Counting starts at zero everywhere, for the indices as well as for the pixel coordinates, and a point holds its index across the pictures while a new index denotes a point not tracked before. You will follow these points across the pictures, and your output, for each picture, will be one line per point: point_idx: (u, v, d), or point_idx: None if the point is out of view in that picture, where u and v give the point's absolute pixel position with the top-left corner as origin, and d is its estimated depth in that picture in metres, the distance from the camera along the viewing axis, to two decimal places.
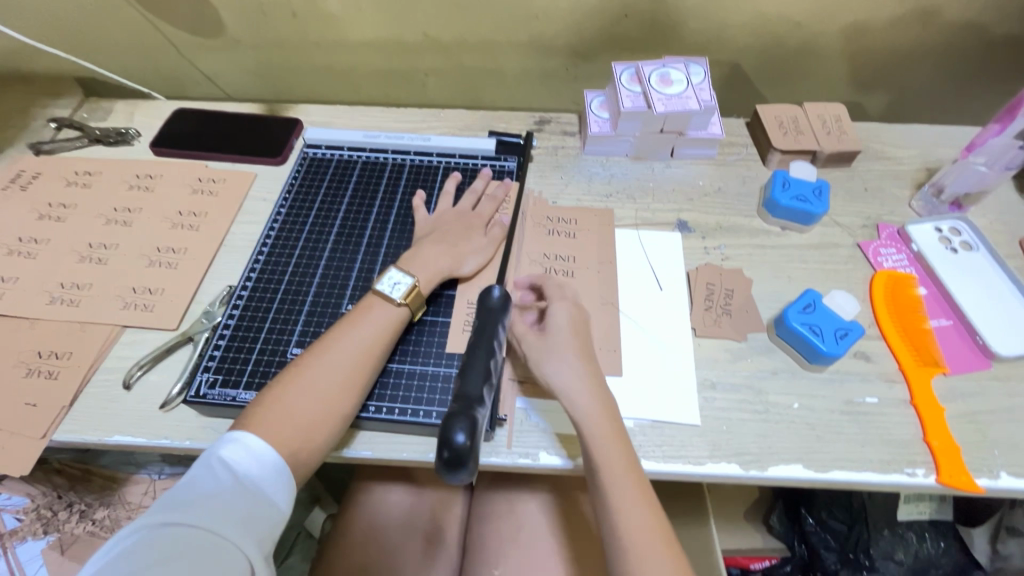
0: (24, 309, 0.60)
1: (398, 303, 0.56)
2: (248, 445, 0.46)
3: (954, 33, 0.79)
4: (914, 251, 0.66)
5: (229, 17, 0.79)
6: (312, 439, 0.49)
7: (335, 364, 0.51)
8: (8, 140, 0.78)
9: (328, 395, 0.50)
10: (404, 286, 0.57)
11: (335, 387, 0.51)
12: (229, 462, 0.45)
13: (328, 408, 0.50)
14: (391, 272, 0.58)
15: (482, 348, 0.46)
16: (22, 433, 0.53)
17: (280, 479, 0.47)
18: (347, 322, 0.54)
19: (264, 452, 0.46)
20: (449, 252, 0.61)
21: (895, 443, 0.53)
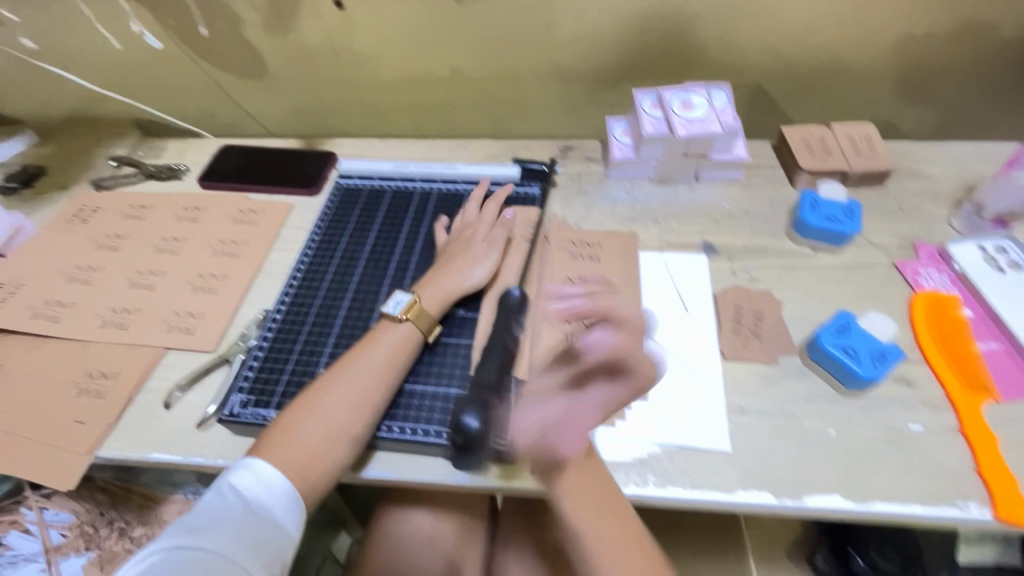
0: (79, 331, 0.65)
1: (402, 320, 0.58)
2: (258, 471, 0.48)
3: (988, 48, 0.78)
4: (957, 271, 0.63)
5: (272, 60, 0.85)
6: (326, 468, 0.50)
7: (344, 390, 0.52)
8: (73, 177, 0.85)
9: (338, 421, 0.51)
10: (404, 302, 0.59)
11: (345, 410, 0.52)
12: (240, 487, 0.47)
13: (339, 431, 0.51)
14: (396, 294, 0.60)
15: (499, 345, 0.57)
16: (71, 449, 0.56)
17: (290, 500, 0.49)
18: (355, 350, 0.56)
19: (274, 481, 0.48)
20: (450, 272, 0.62)
21: (944, 474, 0.50)
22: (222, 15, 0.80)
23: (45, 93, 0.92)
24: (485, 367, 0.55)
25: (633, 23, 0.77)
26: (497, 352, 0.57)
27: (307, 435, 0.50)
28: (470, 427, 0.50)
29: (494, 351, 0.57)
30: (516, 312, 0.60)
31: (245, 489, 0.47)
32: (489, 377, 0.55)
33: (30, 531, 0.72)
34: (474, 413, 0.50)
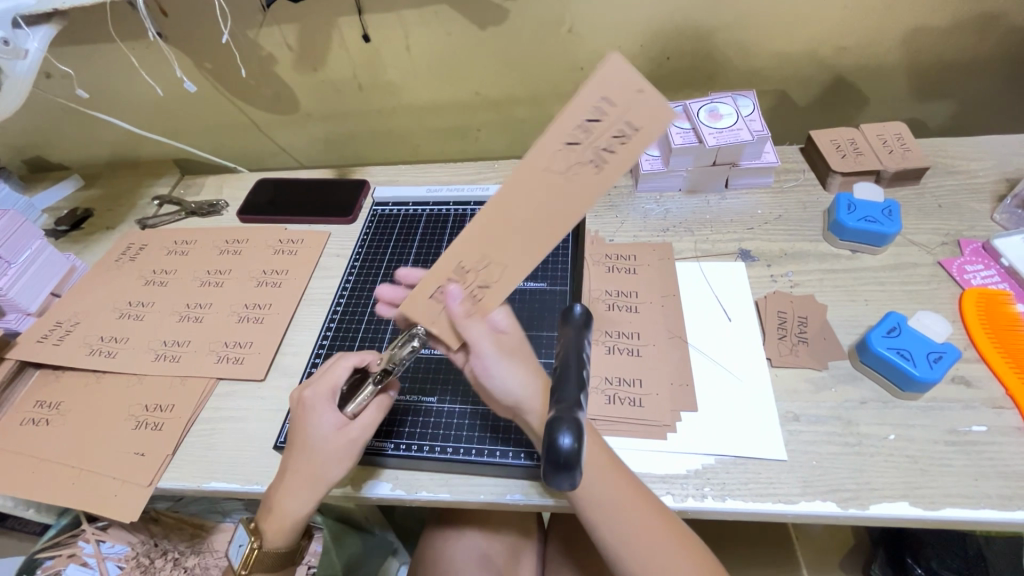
0: (133, 365, 0.67)
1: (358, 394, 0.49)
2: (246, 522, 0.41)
3: (1014, 39, 0.77)
4: (1005, 266, 0.62)
5: (303, 95, 0.89)
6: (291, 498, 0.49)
7: (311, 463, 0.48)
8: (119, 217, 0.89)
9: (335, 462, 0.48)
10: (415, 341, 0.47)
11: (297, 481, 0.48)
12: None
13: (333, 473, 0.48)
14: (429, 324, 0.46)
15: (573, 358, 0.41)
16: (130, 481, 0.57)
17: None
18: (299, 446, 0.49)
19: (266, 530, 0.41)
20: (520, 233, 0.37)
21: (1015, 476, 0.48)
22: (256, 55, 0.83)
23: (91, 138, 0.97)
24: (567, 382, 0.39)
25: (653, 38, 0.78)
26: (575, 367, 0.40)
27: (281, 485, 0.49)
28: (567, 443, 0.35)
29: (571, 374, 0.40)
30: (586, 329, 0.44)
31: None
32: (575, 395, 0.38)
33: (87, 564, 0.72)
34: (570, 429, 0.36)
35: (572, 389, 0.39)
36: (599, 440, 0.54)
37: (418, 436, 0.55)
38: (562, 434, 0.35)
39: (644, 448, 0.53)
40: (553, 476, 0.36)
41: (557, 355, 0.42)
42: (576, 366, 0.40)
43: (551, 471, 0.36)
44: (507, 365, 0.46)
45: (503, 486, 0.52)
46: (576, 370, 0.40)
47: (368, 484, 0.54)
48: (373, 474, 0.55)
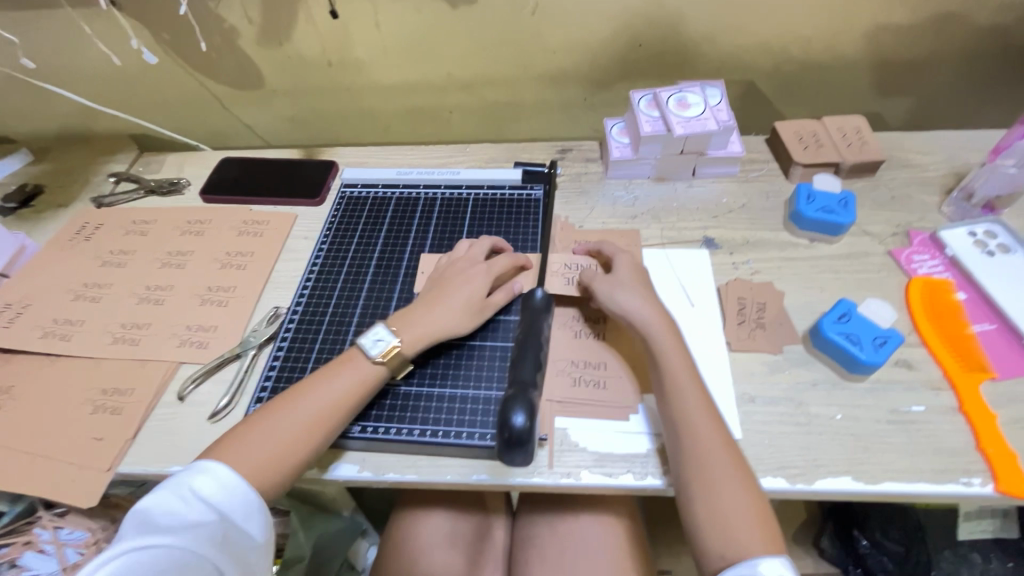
0: (90, 349, 0.65)
1: (375, 361, 0.55)
2: (216, 472, 0.47)
3: (967, 37, 0.80)
4: (949, 256, 0.65)
5: (268, 70, 0.86)
6: (322, 441, 0.51)
7: (323, 392, 0.53)
8: (73, 194, 0.85)
9: (333, 411, 0.52)
10: (385, 342, 0.56)
11: (319, 417, 0.51)
12: (203, 493, 0.46)
13: (333, 424, 0.52)
14: (375, 328, 0.57)
15: (532, 342, 0.57)
16: (89, 466, 0.56)
17: (251, 501, 0.47)
18: (322, 375, 0.55)
19: (234, 482, 0.47)
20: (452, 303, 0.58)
21: (947, 452, 0.52)
22: (218, 28, 0.80)
23: (41, 110, 0.92)
24: (523, 370, 0.55)
25: (625, 25, 0.78)
26: (531, 357, 0.56)
27: (298, 411, 0.51)
28: (519, 423, 0.50)
29: (527, 360, 0.55)
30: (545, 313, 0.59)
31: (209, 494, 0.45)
32: (527, 379, 0.54)
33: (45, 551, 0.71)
34: (521, 410, 0.51)
35: (527, 373, 0.54)
36: (564, 422, 0.55)
37: (385, 419, 0.55)
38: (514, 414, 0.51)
39: (607, 430, 0.55)
40: (509, 450, 0.51)
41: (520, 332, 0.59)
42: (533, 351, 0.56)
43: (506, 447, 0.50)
44: (628, 291, 0.58)
45: (470, 466, 0.53)
46: (532, 359, 0.55)
47: (338, 465, 0.54)
48: (344, 457, 0.55)
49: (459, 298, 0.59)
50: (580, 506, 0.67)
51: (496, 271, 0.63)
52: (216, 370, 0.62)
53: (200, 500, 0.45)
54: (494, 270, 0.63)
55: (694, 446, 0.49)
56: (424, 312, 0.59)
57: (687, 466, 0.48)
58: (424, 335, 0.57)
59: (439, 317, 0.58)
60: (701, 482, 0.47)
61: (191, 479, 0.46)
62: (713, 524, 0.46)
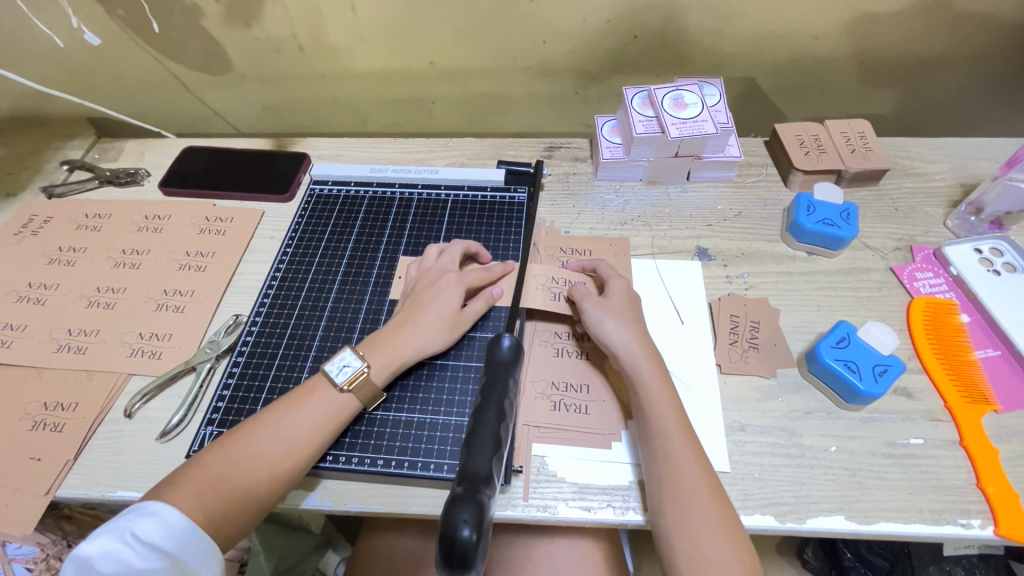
0: (31, 357, 0.60)
1: (342, 389, 0.51)
2: (162, 517, 0.42)
3: (980, 37, 0.76)
4: (953, 275, 0.62)
5: (234, 53, 0.79)
6: (287, 479, 0.47)
7: (289, 426, 0.48)
8: (20, 183, 0.78)
9: (302, 447, 0.48)
10: (352, 369, 0.52)
11: (285, 454, 0.47)
12: (145, 535, 0.42)
13: (300, 463, 0.48)
14: (343, 352, 0.53)
15: (493, 410, 0.44)
16: (25, 490, 0.51)
17: (202, 547, 0.43)
18: (286, 404, 0.50)
19: (182, 526, 0.43)
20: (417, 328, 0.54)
21: (946, 490, 0.48)
22: (177, 6, 0.73)
23: None
24: (478, 454, 0.41)
25: (619, 15, 0.73)
26: (488, 435, 0.42)
27: (262, 446, 0.47)
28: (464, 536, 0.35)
29: (486, 434, 0.42)
30: (512, 364, 0.48)
31: (154, 542, 0.41)
32: (484, 468, 0.40)
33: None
34: (470, 518, 0.36)
35: (485, 457, 0.41)
36: (541, 450, 0.52)
37: (349, 445, 0.51)
38: (461, 524, 0.36)
39: (587, 460, 0.51)
40: (451, 572, 0.36)
41: (480, 390, 0.46)
42: (496, 422, 0.43)
43: (447, 567, 0.35)
44: (617, 319, 0.54)
45: (439, 498, 0.50)
46: (488, 440, 0.42)
47: (298, 495, 0.50)
48: (304, 484, 0.51)
49: (431, 314, 0.55)
50: (558, 529, 0.63)
51: (470, 283, 0.58)
52: (169, 384, 0.57)
53: (144, 548, 0.41)
54: (468, 281, 0.58)
55: (676, 492, 0.45)
56: (394, 333, 0.54)
57: (667, 510, 0.45)
58: (395, 356, 0.53)
59: (411, 336, 0.54)
60: (680, 525, 0.44)
61: (135, 524, 0.42)
62: (692, 570, 0.42)
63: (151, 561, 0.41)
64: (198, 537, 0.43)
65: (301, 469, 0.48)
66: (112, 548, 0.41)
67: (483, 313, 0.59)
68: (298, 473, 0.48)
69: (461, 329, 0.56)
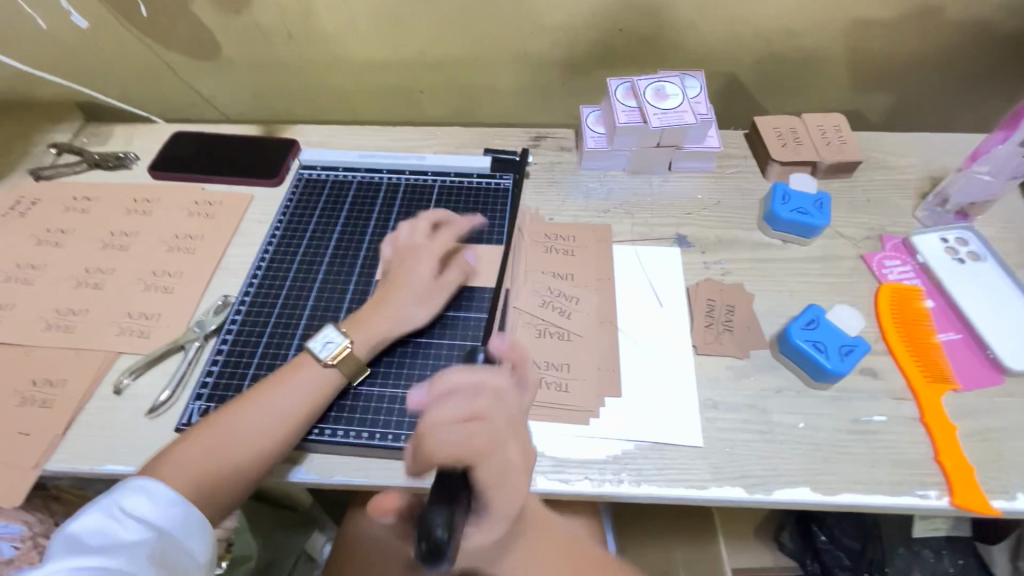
0: (19, 336, 0.60)
1: (327, 363, 0.53)
2: (151, 491, 0.43)
3: (952, 36, 0.78)
4: (920, 262, 0.65)
5: (224, 39, 0.80)
6: (279, 452, 0.49)
7: (275, 404, 0.49)
8: (7, 165, 0.78)
9: (291, 423, 0.49)
10: (334, 345, 0.53)
11: (273, 431, 0.48)
12: (136, 510, 0.42)
13: (287, 438, 0.49)
14: (326, 330, 0.54)
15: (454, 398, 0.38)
16: (13, 463, 0.52)
17: (190, 520, 0.44)
18: (274, 382, 0.51)
19: (172, 498, 0.44)
20: (397, 308, 0.56)
21: (906, 463, 0.51)
22: None
23: None
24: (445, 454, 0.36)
25: (605, 8, 0.75)
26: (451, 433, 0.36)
27: (253, 422, 0.48)
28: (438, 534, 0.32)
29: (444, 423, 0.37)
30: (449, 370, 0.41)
31: (145, 514, 0.42)
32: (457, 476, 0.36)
33: None
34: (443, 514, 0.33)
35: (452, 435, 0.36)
36: None
37: (336, 419, 0.53)
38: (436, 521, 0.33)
39: (567, 435, 0.53)
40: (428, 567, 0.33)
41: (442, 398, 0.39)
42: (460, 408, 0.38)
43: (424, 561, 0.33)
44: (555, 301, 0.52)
45: None
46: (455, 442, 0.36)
47: (287, 469, 0.51)
48: (290, 458, 0.52)
49: (407, 290, 0.57)
50: None
51: (441, 254, 0.60)
52: (157, 362, 0.58)
53: (133, 521, 0.41)
54: (439, 254, 0.60)
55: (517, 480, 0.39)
56: (378, 307, 0.56)
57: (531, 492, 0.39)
58: (376, 331, 0.55)
59: (390, 311, 0.56)
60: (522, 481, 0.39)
61: (123, 499, 0.42)
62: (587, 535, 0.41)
63: (139, 533, 0.41)
64: (183, 510, 0.44)
65: (291, 443, 0.50)
66: (99, 523, 0.41)
67: (459, 288, 0.61)
68: (289, 446, 0.49)
69: (440, 303, 0.58)
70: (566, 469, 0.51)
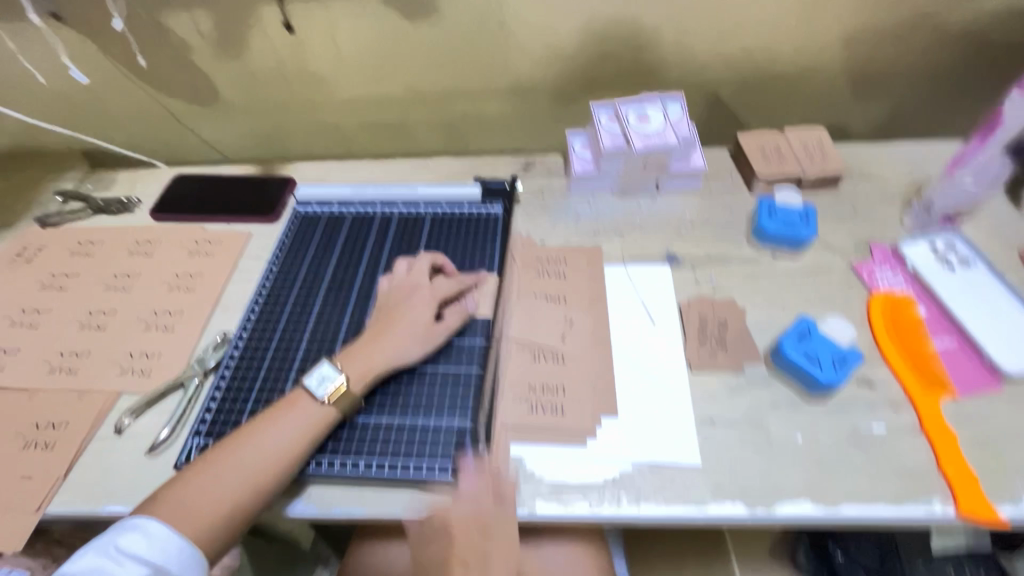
0: (24, 380, 0.61)
1: (324, 402, 0.53)
2: (142, 529, 0.44)
3: (926, 50, 0.81)
4: (910, 270, 0.65)
5: (223, 85, 0.83)
6: (273, 487, 0.49)
7: (268, 442, 0.49)
8: (15, 213, 0.81)
9: (283, 458, 0.49)
10: (331, 382, 0.53)
11: (266, 467, 0.48)
12: (128, 549, 0.44)
13: (280, 474, 0.49)
14: (322, 365, 0.54)
15: None
16: (16, 507, 0.53)
17: (183, 552, 0.45)
18: (269, 418, 0.51)
19: (162, 534, 0.45)
20: (391, 346, 0.56)
21: (908, 473, 0.50)
22: (169, 42, 0.77)
23: None
24: None
25: (586, 38, 0.77)
26: None
27: (242, 463, 0.48)
28: None
29: None
30: None
31: (137, 552, 0.44)
32: None
33: None
34: None
35: None
36: (520, 449, 0.53)
37: (332, 450, 0.53)
38: None
39: (565, 458, 0.53)
40: None
41: None
42: None
43: None
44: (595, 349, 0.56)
45: (421, 499, 0.51)
46: None
47: (287, 502, 0.51)
48: (289, 492, 0.52)
49: (405, 329, 0.57)
50: (545, 534, 0.64)
51: (445, 292, 0.61)
52: (158, 401, 0.59)
53: (128, 560, 0.43)
54: (441, 295, 0.61)
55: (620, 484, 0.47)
56: (366, 347, 0.56)
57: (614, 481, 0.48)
58: (371, 368, 0.55)
59: (386, 343, 0.56)
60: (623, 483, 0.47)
61: (117, 539, 0.44)
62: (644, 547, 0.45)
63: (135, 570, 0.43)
64: (171, 544, 0.45)
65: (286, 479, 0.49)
66: (96, 563, 0.43)
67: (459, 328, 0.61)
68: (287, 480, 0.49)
69: (436, 340, 0.58)
70: (572, 498, 0.51)
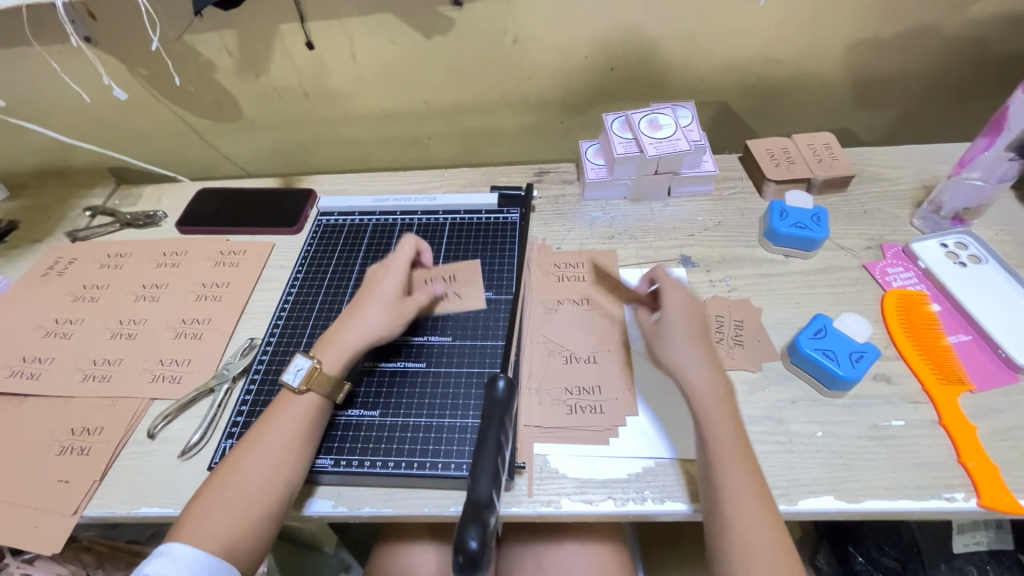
0: (59, 387, 0.63)
1: (299, 390, 0.54)
2: (167, 553, 0.45)
3: (930, 55, 0.82)
4: (922, 268, 0.66)
5: (245, 101, 0.86)
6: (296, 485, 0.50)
7: (270, 446, 0.51)
8: (46, 228, 0.84)
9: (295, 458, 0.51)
10: (304, 369, 0.54)
11: (283, 466, 0.50)
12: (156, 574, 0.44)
13: (290, 474, 0.50)
14: (295, 358, 0.55)
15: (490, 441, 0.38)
16: (54, 510, 0.54)
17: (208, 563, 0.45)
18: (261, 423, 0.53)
19: (185, 553, 0.45)
20: (362, 327, 0.58)
21: (928, 466, 0.51)
22: (194, 62, 0.80)
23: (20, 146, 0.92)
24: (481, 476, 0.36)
25: (597, 50, 0.80)
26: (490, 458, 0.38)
27: (258, 464, 0.50)
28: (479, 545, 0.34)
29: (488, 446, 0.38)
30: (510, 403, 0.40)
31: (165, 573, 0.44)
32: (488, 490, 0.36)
33: None
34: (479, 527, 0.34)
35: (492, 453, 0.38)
36: (543, 448, 0.54)
37: (360, 451, 0.54)
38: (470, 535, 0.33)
39: (587, 456, 0.54)
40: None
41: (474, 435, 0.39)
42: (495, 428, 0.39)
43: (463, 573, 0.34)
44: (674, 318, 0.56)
45: (447, 497, 0.52)
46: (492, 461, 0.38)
47: (308, 502, 0.53)
48: (305, 493, 0.53)
49: (375, 307, 0.59)
50: (567, 534, 0.65)
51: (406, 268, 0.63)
52: (188, 406, 0.61)
53: None
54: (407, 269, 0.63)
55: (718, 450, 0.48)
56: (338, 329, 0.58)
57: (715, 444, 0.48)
58: (342, 350, 0.56)
59: (355, 324, 0.58)
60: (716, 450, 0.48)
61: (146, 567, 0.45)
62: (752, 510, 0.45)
63: None
64: (195, 560, 0.45)
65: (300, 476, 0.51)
66: None
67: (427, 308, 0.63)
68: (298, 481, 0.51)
69: (406, 315, 0.60)
70: (597, 495, 0.51)
